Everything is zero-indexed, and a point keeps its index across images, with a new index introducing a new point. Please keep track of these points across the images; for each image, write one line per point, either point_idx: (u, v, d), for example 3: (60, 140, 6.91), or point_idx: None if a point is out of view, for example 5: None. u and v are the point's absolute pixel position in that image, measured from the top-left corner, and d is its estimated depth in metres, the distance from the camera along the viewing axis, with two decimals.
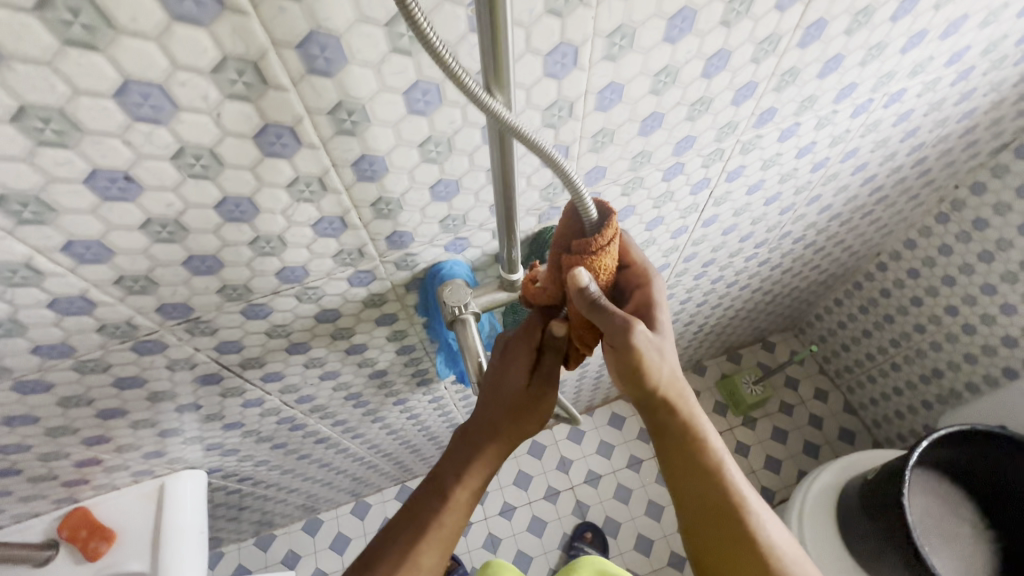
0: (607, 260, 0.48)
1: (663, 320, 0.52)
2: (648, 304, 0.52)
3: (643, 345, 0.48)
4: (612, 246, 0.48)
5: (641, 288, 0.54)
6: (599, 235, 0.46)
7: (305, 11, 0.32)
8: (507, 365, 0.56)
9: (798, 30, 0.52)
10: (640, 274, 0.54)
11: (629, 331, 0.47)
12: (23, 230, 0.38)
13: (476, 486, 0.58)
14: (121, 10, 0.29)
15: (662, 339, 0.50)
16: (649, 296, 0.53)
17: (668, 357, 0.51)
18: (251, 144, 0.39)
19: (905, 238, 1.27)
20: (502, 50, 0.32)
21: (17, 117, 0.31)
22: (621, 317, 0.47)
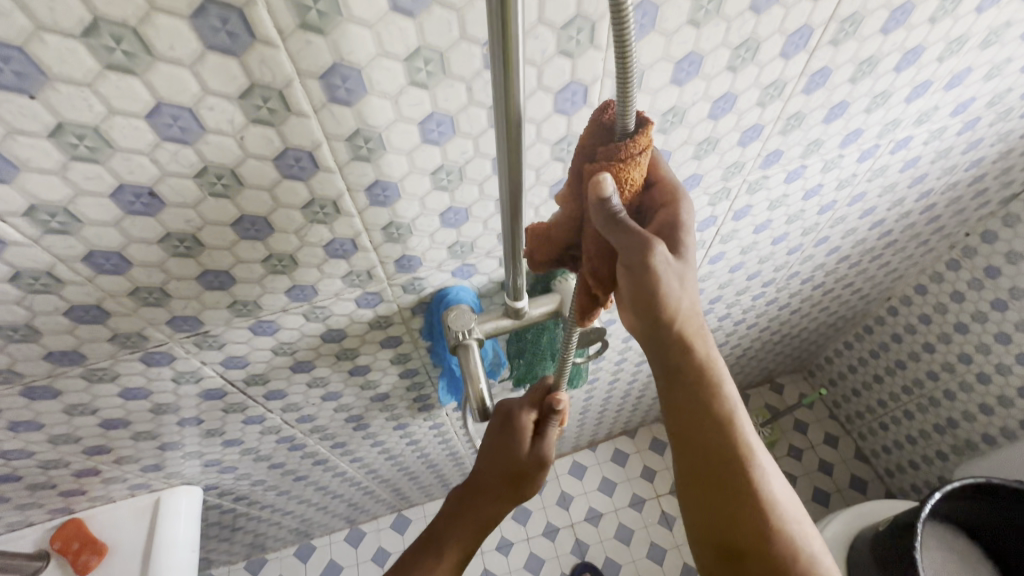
0: (635, 173, 0.38)
1: (690, 245, 0.42)
2: (674, 226, 0.42)
3: (661, 268, 0.39)
4: (644, 156, 0.37)
5: (665, 208, 0.43)
6: (631, 143, 0.36)
7: (330, 45, 0.34)
8: (507, 434, 0.60)
9: (803, 77, 0.54)
10: (667, 192, 0.43)
11: (649, 250, 0.38)
12: (49, 239, 0.40)
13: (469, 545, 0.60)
14: (160, 39, 0.31)
15: (686, 268, 0.41)
16: (676, 218, 0.42)
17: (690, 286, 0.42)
18: (271, 166, 0.41)
19: (916, 283, 1.26)
20: (513, 87, 0.33)
21: (54, 133, 0.33)
22: (639, 232, 0.38)
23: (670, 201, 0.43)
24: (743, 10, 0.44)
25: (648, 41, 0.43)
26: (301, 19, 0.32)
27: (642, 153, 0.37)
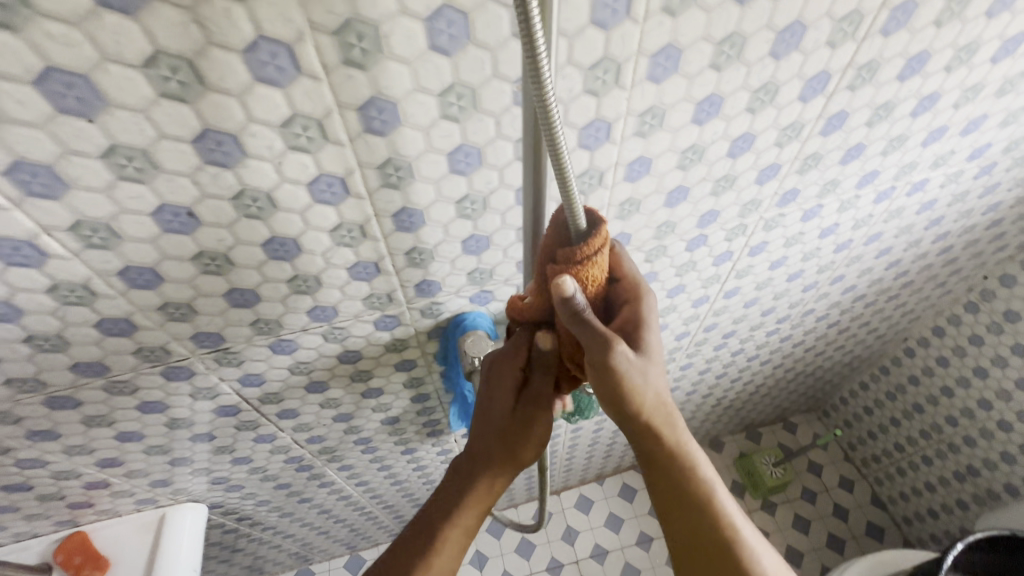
0: (595, 271, 0.41)
1: (651, 338, 0.48)
2: (636, 323, 0.48)
3: (624, 364, 0.44)
4: (602, 253, 0.41)
5: (628, 305, 0.49)
6: (585, 245, 0.39)
7: (369, 79, 0.36)
8: (494, 388, 0.54)
9: (820, 119, 0.55)
10: (631, 288, 0.49)
11: (611, 350, 0.43)
12: (88, 253, 0.41)
13: (472, 519, 0.57)
14: (213, 71, 0.33)
15: (648, 360, 0.46)
16: (639, 314, 0.48)
17: (653, 374, 0.47)
18: (304, 190, 0.42)
19: (933, 325, 1.24)
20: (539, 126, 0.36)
21: (106, 154, 0.35)
22: (603, 332, 0.43)
23: (632, 297, 0.48)
24: (764, 56, 0.45)
25: (671, 82, 0.45)
26: (345, 56, 0.34)
27: (597, 253, 0.40)
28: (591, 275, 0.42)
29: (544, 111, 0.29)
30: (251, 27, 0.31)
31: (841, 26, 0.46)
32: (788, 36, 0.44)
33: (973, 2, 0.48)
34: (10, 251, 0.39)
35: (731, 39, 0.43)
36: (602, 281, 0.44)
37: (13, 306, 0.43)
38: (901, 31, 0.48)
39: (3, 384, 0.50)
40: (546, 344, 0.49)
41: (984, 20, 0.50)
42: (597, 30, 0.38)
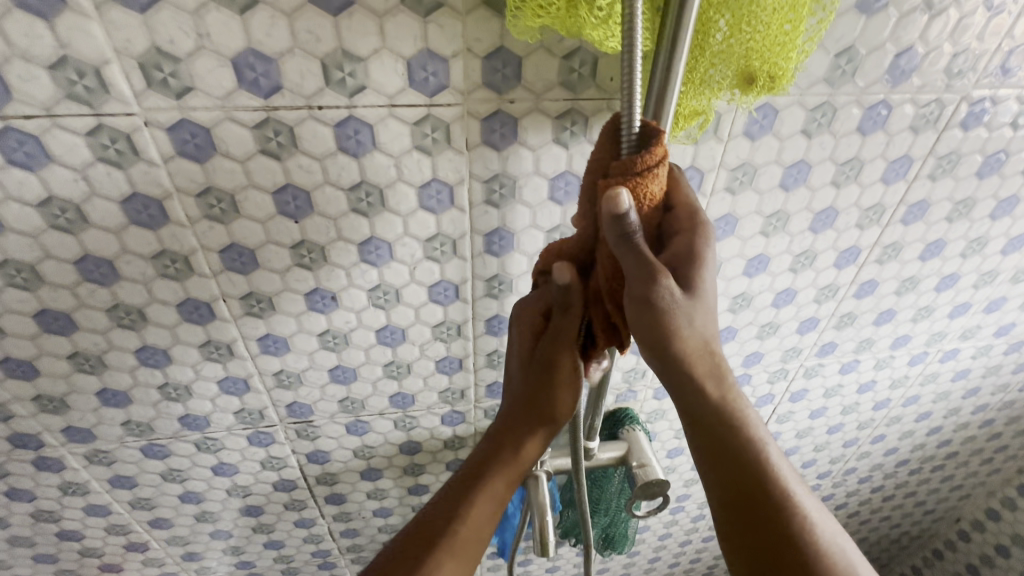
0: (653, 186, 0.34)
1: (707, 275, 0.38)
2: (693, 255, 0.37)
3: (668, 304, 0.36)
4: (661, 167, 0.34)
5: (682, 234, 0.38)
6: (644, 156, 0.32)
7: (500, 215, 0.47)
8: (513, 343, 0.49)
9: (853, 284, 0.64)
10: (687, 217, 0.38)
11: (657, 286, 0.35)
12: (245, 319, 0.51)
13: (504, 487, 0.50)
14: (393, 198, 0.45)
15: (700, 303, 0.37)
16: (697, 245, 0.37)
17: (706, 318, 0.38)
18: (424, 290, 0.52)
19: (986, 507, 1.18)
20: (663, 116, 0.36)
21: (296, 246, 0.46)
22: (648, 259, 0.34)
23: (689, 227, 0.38)
24: (804, 229, 0.56)
25: (728, 241, 0.55)
26: (487, 197, 0.46)
27: (659, 163, 0.33)
28: (643, 194, 0.34)
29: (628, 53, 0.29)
30: (430, 173, 0.44)
31: (867, 214, 0.56)
32: (823, 217, 0.55)
33: (977, 207, 0.59)
34: (191, 309, 0.49)
35: (778, 215, 0.54)
36: (658, 205, 0.36)
37: (167, 355, 0.52)
38: (918, 223, 0.59)
39: (120, 424, 0.57)
40: (563, 276, 0.39)
41: (989, 221, 0.61)
42: None
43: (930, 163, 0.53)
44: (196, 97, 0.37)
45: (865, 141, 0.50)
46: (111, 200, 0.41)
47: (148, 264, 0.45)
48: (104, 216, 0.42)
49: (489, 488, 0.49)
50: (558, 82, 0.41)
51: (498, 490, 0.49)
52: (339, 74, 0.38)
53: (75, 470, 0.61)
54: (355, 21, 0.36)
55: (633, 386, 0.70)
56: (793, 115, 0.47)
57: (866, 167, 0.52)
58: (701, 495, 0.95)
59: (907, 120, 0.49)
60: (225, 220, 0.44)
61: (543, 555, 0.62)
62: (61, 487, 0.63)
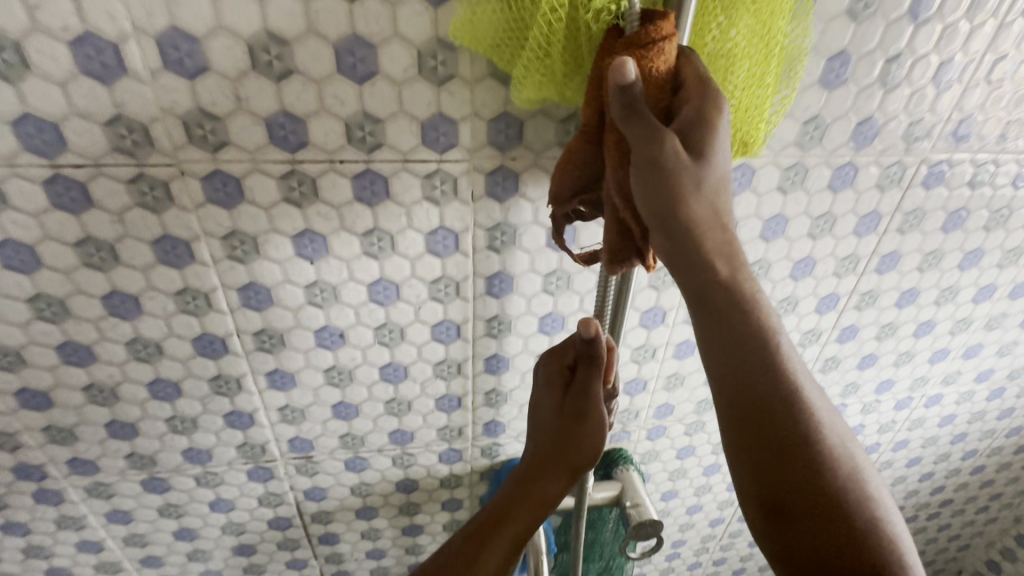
0: (657, 62, 0.32)
1: (721, 147, 0.32)
2: (703, 118, 0.31)
3: (672, 167, 0.31)
4: (667, 47, 0.32)
5: (693, 101, 0.32)
6: (649, 29, 0.32)
7: (500, 260, 0.51)
8: (540, 391, 0.51)
9: (835, 329, 0.67)
10: (698, 87, 0.32)
11: (660, 144, 0.31)
12: (256, 354, 0.53)
13: (523, 531, 0.45)
14: (402, 243, 0.48)
15: (711, 172, 0.31)
16: (709, 108, 0.32)
17: (718, 189, 0.32)
18: (427, 329, 0.55)
19: (986, 558, 1.17)
20: None
21: (309, 286, 0.50)
22: (648, 120, 0.31)
23: (699, 94, 0.32)
24: (785, 277, 0.60)
25: None
26: (489, 243, 0.50)
27: (664, 37, 0.32)
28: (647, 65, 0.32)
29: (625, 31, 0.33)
30: (438, 221, 0.48)
31: (843, 263, 0.60)
32: (802, 265, 0.59)
33: (946, 258, 0.63)
34: (205, 343, 0.51)
35: (759, 263, 0.58)
36: (665, 77, 0.33)
37: (178, 388, 0.54)
38: (892, 271, 0.63)
39: (124, 456, 0.58)
40: (589, 331, 0.45)
41: (959, 271, 0.65)
42: None
43: (897, 218, 0.58)
44: (231, 151, 0.41)
45: (835, 198, 0.55)
46: (143, 241, 0.44)
47: (170, 300, 0.48)
48: (134, 255, 0.45)
49: (510, 531, 0.44)
50: (556, 142, 0.45)
51: (517, 533, 0.44)
52: (360, 133, 0.42)
53: (73, 503, 0.61)
54: (377, 89, 0.40)
55: (627, 427, 0.72)
56: (768, 173, 0.51)
57: (838, 221, 0.57)
58: (697, 540, 0.94)
59: (874, 179, 0.54)
60: (246, 260, 0.47)
61: None
62: (57, 521, 0.63)
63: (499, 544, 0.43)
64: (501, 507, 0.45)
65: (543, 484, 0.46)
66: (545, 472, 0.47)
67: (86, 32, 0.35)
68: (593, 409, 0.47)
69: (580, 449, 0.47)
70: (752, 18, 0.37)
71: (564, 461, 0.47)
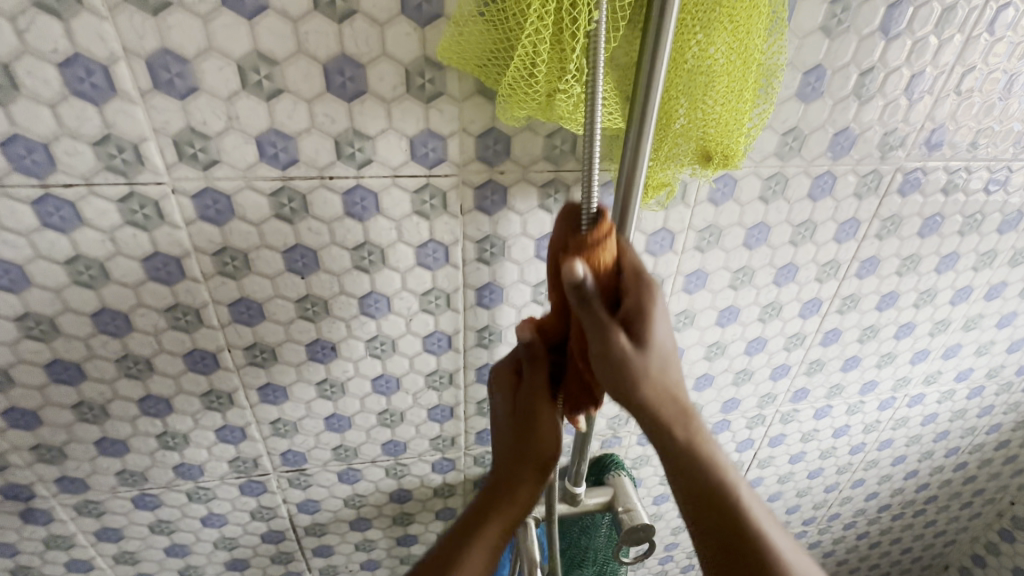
0: (606, 256, 0.36)
1: (658, 329, 0.37)
2: (642, 313, 0.37)
3: (622, 360, 0.36)
4: (611, 240, 0.36)
5: (631, 293, 0.37)
6: (594, 229, 0.35)
7: (490, 272, 0.52)
8: (496, 393, 0.49)
9: (819, 332, 0.69)
10: (635, 278, 0.37)
11: (612, 341, 0.36)
12: (248, 368, 0.53)
13: (500, 537, 0.44)
14: (393, 256, 0.49)
15: (655, 356, 0.37)
16: (646, 302, 0.37)
17: (665, 362, 0.38)
18: (419, 340, 0.55)
19: (971, 552, 1.19)
20: (638, 169, 0.39)
21: (300, 300, 0.50)
22: (600, 319, 0.36)
23: (639, 284, 0.37)
24: (769, 283, 0.61)
25: (700, 293, 0.60)
26: (479, 255, 0.50)
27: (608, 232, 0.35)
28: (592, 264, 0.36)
29: (592, 68, 0.32)
30: (428, 234, 0.48)
31: (825, 269, 0.62)
32: (785, 272, 0.61)
33: (923, 262, 0.65)
34: (196, 359, 0.51)
35: (744, 270, 0.59)
36: (611, 269, 0.37)
37: (170, 404, 0.54)
38: (871, 276, 0.64)
39: (115, 473, 0.58)
40: (523, 331, 0.44)
41: (936, 274, 0.66)
42: (648, 256, 0.55)
43: (875, 225, 0.60)
44: (221, 168, 0.42)
45: (815, 206, 0.56)
46: (133, 259, 0.45)
47: (160, 316, 0.48)
48: (124, 272, 0.45)
49: (483, 540, 0.43)
50: (543, 156, 0.46)
51: (493, 541, 0.43)
52: (350, 149, 0.43)
53: (63, 522, 0.61)
54: (366, 107, 0.41)
55: (617, 433, 0.73)
56: (749, 183, 0.53)
57: (819, 228, 0.58)
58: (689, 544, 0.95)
59: (851, 187, 0.56)
60: (238, 275, 0.47)
61: None
62: (46, 540, 0.62)
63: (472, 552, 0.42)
64: (471, 516, 0.44)
65: (511, 488, 0.45)
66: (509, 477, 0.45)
67: (76, 54, 0.36)
68: (540, 399, 0.45)
69: (539, 442, 0.44)
70: (729, 36, 0.38)
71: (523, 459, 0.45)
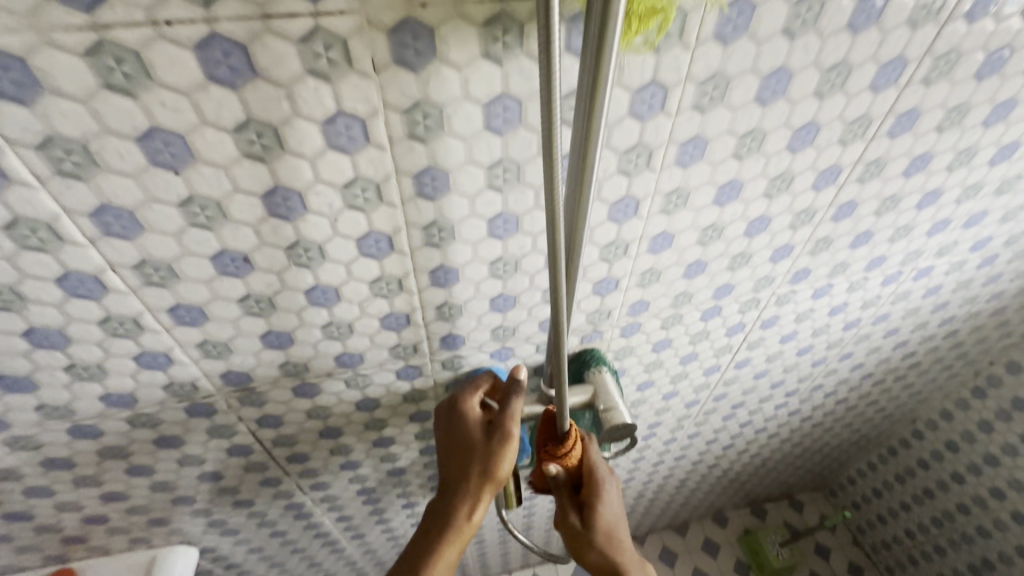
0: (571, 459, 0.58)
1: (600, 504, 0.63)
2: (591, 496, 0.63)
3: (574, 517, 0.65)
4: (575, 454, 0.58)
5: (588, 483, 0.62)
6: (564, 446, 0.56)
7: (428, 151, 0.40)
8: (458, 422, 0.58)
9: (832, 207, 0.59)
10: (591, 474, 0.62)
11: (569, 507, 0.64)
12: (147, 289, 0.44)
13: (460, 542, 0.58)
14: (293, 138, 0.37)
15: (595, 518, 0.64)
16: (595, 491, 0.62)
17: (602, 521, 0.64)
18: (352, 244, 0.45)
19: (940, 408, 1.23)
20: (605, 56, 0.28)
21: (183, 203, 0.39)
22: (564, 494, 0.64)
23: (594, 478, 0.62)
24: (781, 149, 0.50)
25: (696, 168, 0.49)
26: (409, 131, 0.38)
27: (573, 451, 0.57)
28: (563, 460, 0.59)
29: None
30: (334, 103, 0.35)
31: (852, 127, 0.50)
32: (804, 133, 0.49)
33: (971, 113, 0.53)
34: (75, 283, 0.42)
35: (752, 134, 0.47)
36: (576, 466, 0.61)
37: (64, 334, 0.45)
38: (905, 135, 0.53)
39: (34, 409, 0.52)
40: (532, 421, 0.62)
41: (982, 128, 0.55)
42: (633, 120, 0.43)
43: (926, 65, 0.46)
44: None
45: (855, 41, 0.42)
46: None
47: (2, 236, 0.37)
48: None
49: (450, 543, 0.57)
50: None
51: (458, 542, 0.57)
52: None
53: None
54: None
55: (599, 327, 0.67)
56: (773, 10, 0.38)
57: (854, 74, 0.45)
58: (672, 419, 0.98)
59: (906, 13, 0.42)
60: (85, 175, 0.35)
61: (508, 507, 0.65)
62: None
63: (453, 546, 0.57)
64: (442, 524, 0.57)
65: (473, 505, 0.57)
66: (471, 494, 0.56)
67: None
68: (499, 442, 0.56)
69: (494, 468, 0.56)
70: None
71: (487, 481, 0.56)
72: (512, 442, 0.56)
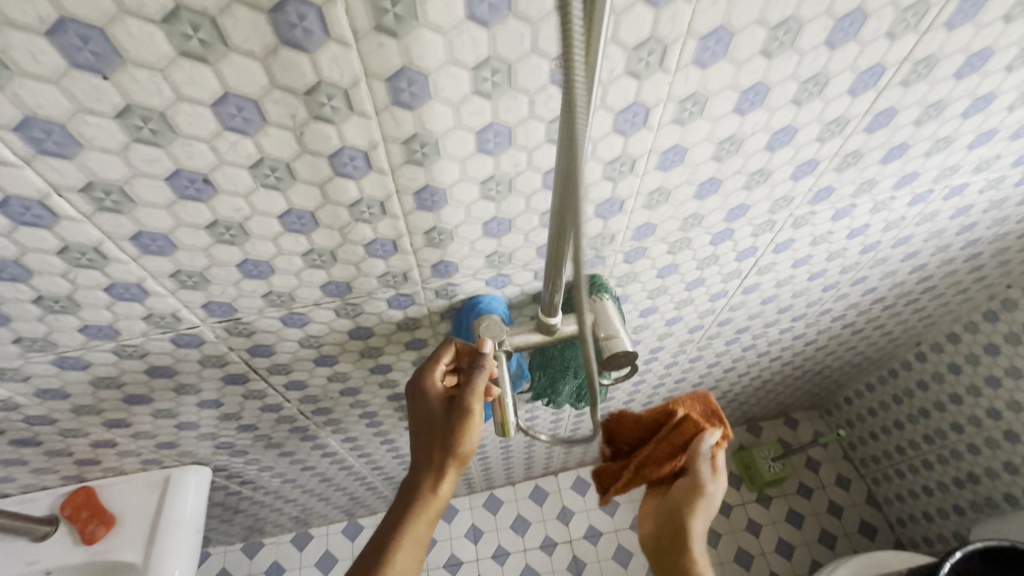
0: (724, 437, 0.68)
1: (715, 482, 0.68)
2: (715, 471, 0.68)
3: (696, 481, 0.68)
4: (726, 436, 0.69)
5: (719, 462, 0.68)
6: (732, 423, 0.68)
7: (401, 48, 0.34)
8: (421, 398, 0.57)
9: (867, 115, 0.52)
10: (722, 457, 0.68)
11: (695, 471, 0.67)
12: (102, 215, 0.40)
13: (428, 521, 0.56)
14: (237, 31, 0.31)
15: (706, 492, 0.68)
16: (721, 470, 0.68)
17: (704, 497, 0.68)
18: (325, 162, 0.40)
19: (948, 331, 1.21)
20: None
21: (121, 114, 0.33)
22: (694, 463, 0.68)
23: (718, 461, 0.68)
24: (818, 45, 0.42)
25: (717, 68, 0.42)
26: (377, 21, 0.32)
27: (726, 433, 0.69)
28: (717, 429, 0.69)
29: None
30: None
31: (904, 16, 0.42)
32: (847, 24, 0.41)
33: None
34: (19, 209, 0.38)
35: (787, 25, 0.40)
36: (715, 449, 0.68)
37: (22, 265, 0.42)
38: (966, 26, 0.45)
39: (13, 342, 0.50)
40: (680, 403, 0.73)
41: None
42: (646, 7, 0.36)
43: None
44: None
45: None
46: None
47: None
48: None
49: (418, 520, 0.55)
50: None
51: (424, 521, 0.55)
52: None
53: None
54: None
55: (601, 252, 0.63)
56: None
57: None
58: (674, 344, 0.97)
59: None
60: None
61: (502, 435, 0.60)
62: None
63: (420, 524, 0.55)
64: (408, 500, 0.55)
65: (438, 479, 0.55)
66: (433, 469, 0.55)
67: None
68: (461, 415, 0.54)
69: (459, 441, 0.54)
70: None
71: (449, 455, 0.54)
72: (474, 418, 0.54)
